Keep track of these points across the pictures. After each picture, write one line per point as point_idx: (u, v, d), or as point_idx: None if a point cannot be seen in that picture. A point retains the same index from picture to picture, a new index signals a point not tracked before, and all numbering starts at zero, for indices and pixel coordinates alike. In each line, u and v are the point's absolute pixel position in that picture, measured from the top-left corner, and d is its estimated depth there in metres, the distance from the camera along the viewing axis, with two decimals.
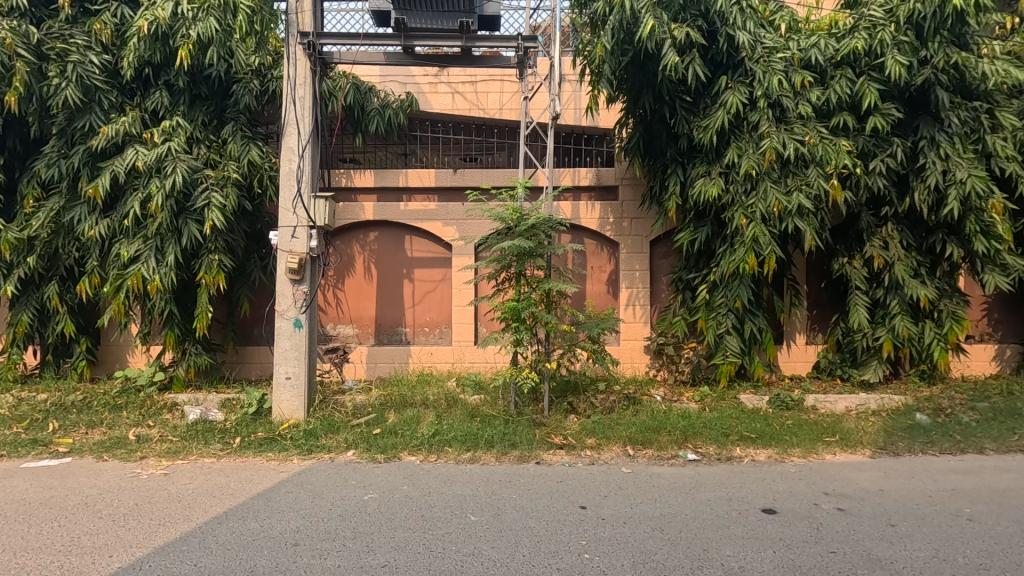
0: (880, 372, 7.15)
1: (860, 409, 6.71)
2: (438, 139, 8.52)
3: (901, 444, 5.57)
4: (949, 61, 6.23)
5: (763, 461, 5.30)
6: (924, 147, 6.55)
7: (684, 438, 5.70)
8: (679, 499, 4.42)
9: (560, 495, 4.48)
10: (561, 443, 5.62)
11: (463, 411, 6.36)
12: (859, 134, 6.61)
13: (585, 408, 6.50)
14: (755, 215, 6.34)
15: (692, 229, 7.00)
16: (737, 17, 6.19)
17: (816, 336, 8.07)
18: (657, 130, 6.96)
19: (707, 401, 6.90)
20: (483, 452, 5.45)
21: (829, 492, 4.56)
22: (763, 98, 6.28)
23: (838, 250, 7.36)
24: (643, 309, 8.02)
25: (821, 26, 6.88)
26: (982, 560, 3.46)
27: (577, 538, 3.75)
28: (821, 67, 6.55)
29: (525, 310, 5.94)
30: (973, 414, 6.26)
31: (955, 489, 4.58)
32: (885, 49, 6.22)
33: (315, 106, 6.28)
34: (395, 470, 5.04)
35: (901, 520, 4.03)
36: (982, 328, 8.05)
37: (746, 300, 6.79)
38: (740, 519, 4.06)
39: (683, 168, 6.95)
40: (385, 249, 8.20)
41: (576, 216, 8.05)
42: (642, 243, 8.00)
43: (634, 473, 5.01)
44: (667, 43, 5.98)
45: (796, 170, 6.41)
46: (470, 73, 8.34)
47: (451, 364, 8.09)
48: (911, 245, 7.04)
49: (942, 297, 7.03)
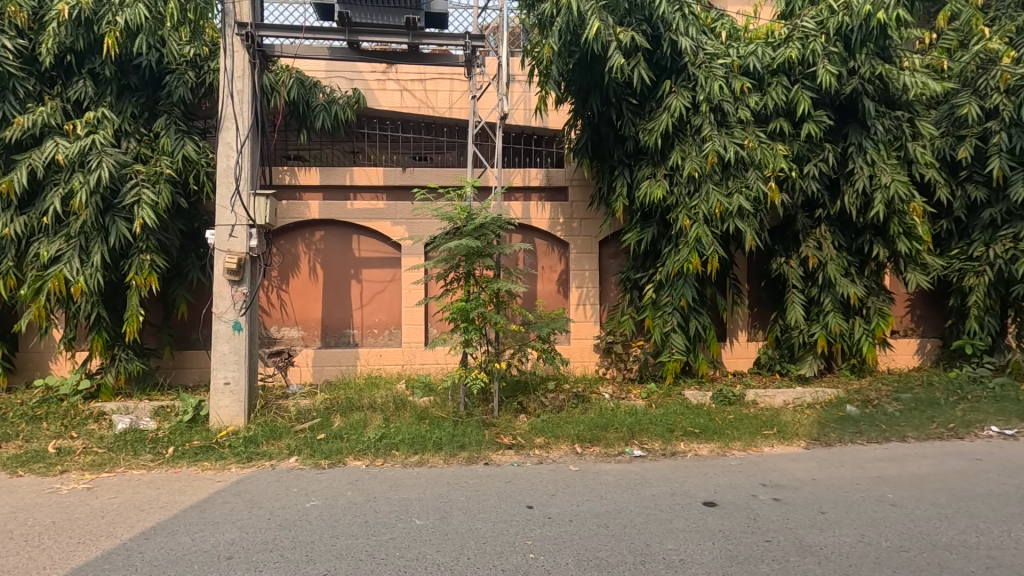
0: (815, 367, 7.50)
1: (797, 402, 6.99)
2: (386, 137, 8.38)
3: (833, 435, 5.86)
4: (874, 72, 6.59)
5: (705, 456, 5.45)
6: (853, 153, 6.92)
7: (630, 434, 5.81)
8: (625, 495, 4.49)
9: (508, 495, 4.48)
10: (510, 444, 5.62)
11: (412, 414, 6.26)
12: (794, 139, 6.90)
13: (535, 407, 6.54)
14: (698, 216, 6.52)
15: (639, 230, 7.17)
16: (680, 23, 6.36)
17: (757, 333, 8.40)
18: (604, 132, 7.09)
19: (653, 398, 7.04)
20: (431, 455, 5.38)
21: (767, 483, 4.73)
22: (704, 102, 6.47)
23: (777, 251, 7.68)
24: (592, 308, 8.13)
25: (758, 34, 7.13)
26: (903, 543, 3.67)
27: (523, 538, 3.75)
28: (758, 74, 6.80)
29: (473, 310, 5.87)
30: (898, 404, 6.66)
31: (880, 476, 4.85)
32: (816, 59, 6.50)
33: (255, 100, 6.04)
34: (340, 476, 4.91)
35: (831, 507, 4.23)
36: (905, 324, 8.59)
37: (690, 299, 6.98)
38: (682, 513, 4.15)
39: (630, 170, 7.11)
40: (332, 249, 7.99)
41: (527, 216, 8.07)
42: (591, 244, 8.11)
43: (581, 471, 5.05)
44: (613, 46, 6.08)
45: (736, 173, 6.63)
46: (420, 71, 8.22)
47: (401, 366, 7.96)
48: (842, 245, 7.42)
49: (870, 296, 7.46)
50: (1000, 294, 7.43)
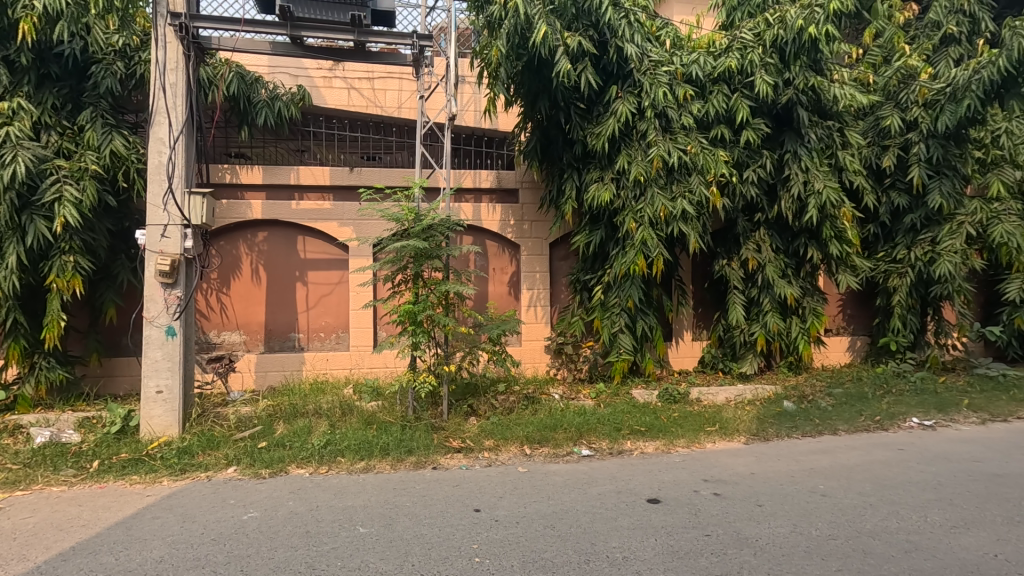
0: (755, 364, 7.81)
1: (738, 399, 7.25)
2: (333, 136, 8.18)
3: (771, 429, 6.12)
4: (808, 84, 6.92)
5: (651, 453, 5.58)
6: (789, 160, 7.25)
7: (579, 434, 5.88)
8: (572, 495, 4.53)
9: (455, 499, 4.44)
10: (459, 447, 5.58)
11: (359, 419, 6.12)
12: (734, 146, 7.16)
13: (485, 409, 6.53)
14: (644, 220, 6.68)
15: (588, 232, 7.30)
16: (626, 30, 6.49)
17: (701, 332, 8.68)
18: (553, 136, 7.19)
19: (602, 397, 7.15)
20: (377, 460, 5.28)
21: (708, 478, 4.89)
22: (649, 108, 6.63)
23: (719, 253, 7.96)
24: (543, 310, 8.19)
25: (700, 44, 7.37)
26: (831, 531, 3.86)
27: (469, 542, 3.72)
28: (700, 82, 7.02)
29: (421, 313, 5.79)
30: (830, 399, 7.02)
31: (813, 468, 5.09)
32: (754, 69, 6.78)
33: (190, 94, 5.77)
34: (282, 485, 4.74)
35: (767, 500, 4.40)
36: (838, 322, 9.06)
37: (637, 299, 7.14)
38: (627, 511, 4.22)
39: (578, 173, 7.23)
40: (276, 250, 7.72)
41: (478, 218, 8.05)
42: (541, 246, 8.18)
43: (530, 472, 5.08)
44: (560, 50, 6.16)
45: (680, 178, 6.81)
46: (368, 69, 8.07)
47: (349, 371, 7.78)
48: (780, 248, 7.76)
49: (805, 296, 7.82)
50: (920, 294, 7.94)
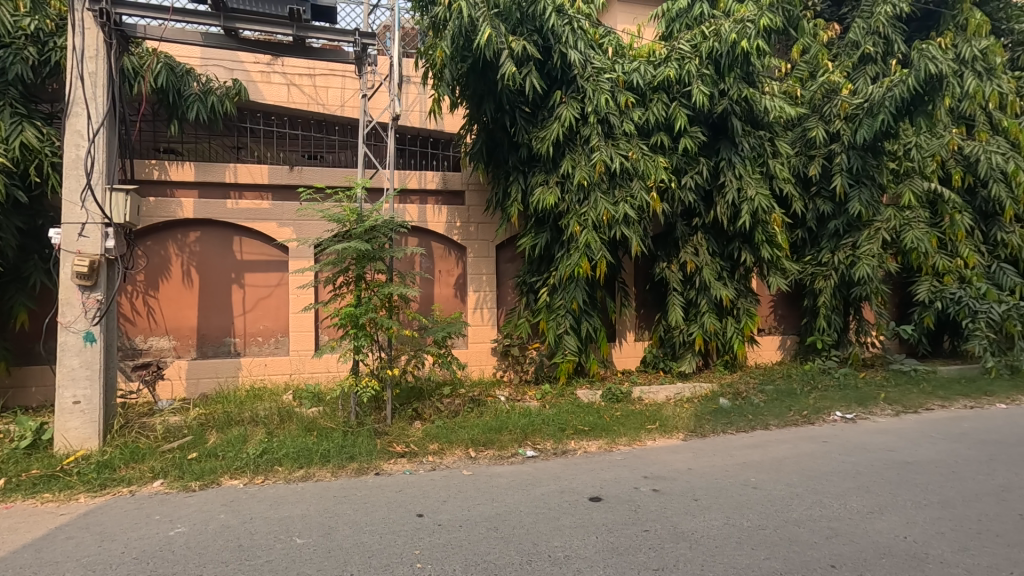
0: (693, 363, 8.11)
1: (677, 397, 7.50)
2: (272, 133, 7.88)
3: (707, 425, 6.37)
4: (741, 95, 7.25)
5: (594, 452, 5.69)
6: (724, 167, 7.57)
7: (524, 436, 5.91)
8: (516, 496, 4.56)
9: (397, 504, 4.37)
10: (402, 452, 5.50)
11: (299, 426, 5.93)
12: (673, 152, 7.41)
13: (430, 413, 6.47)
14: (588, 223, 6.81)
15: (534, 235, 7.39)
16: (569, 36, 6.61)
17: (643, 333, 8.94)
18: (499, 139, 7.23)
19: (547, 398, 7.22)
20: (317, 468, 5.12)
21: (648, 475, 5.03)
22: (592, 114, 6.77)
23: (660, 256, 8.22)
24: (490, 312, 8.19)
25: (641, 53, 7.59)
26: (761, 521, 4.05)
27: (411, 548, 3.67)
28: (641, 89, 7.22)
29: (363, 316, 5.67)
30: (762, 395, 7.38)
31: (746, 462, 5.34)
32: (691, 79, 7.05)
33: (112, 84, 5.42)
34: (213, 497, 4.52)
35: (703, 494, 4.57)
36: (770, 322, 9.55)
37: (581, 301, 7.26)
38: (569, 510, 4.28)
39: (524, 176, 7.30)
40: (209, 251, 7.37)
41: (423, 219, 7.97)
42: (488, 248, 8.18)
43: (474, 475, 5.07)
44: (504, 53, 6.19)
45: (622, 183, 6.98)
46: (309, 65, 7.84)
47: (288, 376, 7.52)
48: (716, 252, 8.09)
49: (739, 297, 8.18)
50: (843, 295, 8.47)
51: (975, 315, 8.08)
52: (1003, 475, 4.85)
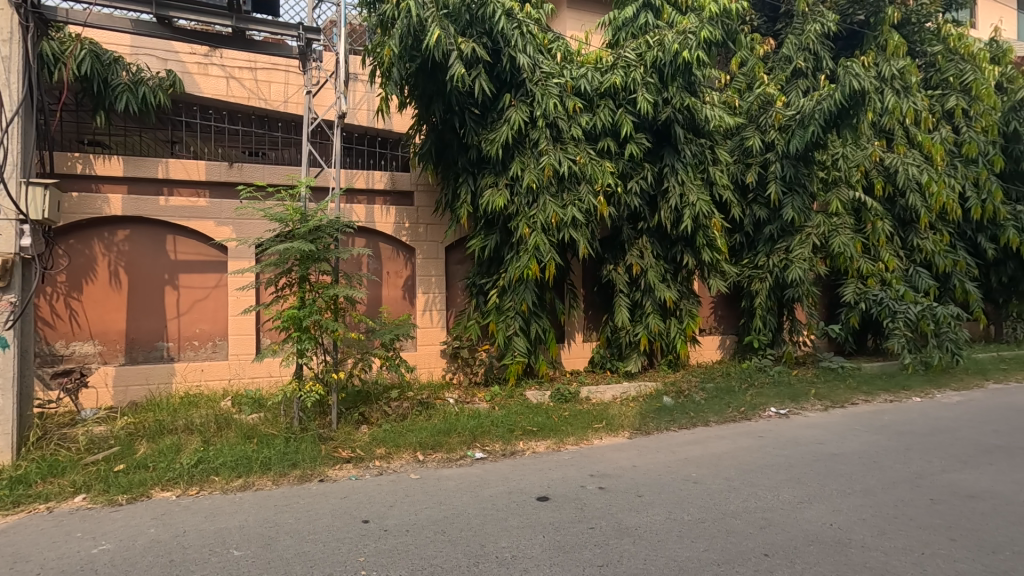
0: (639, 363, 8.34)
1: (623, 396, 7.67)
2: (209, 128, 7.53)
3: (651, 423, 6.57)
4: (683, 103, 7.53)
5: (542, 452, 5.75)
6: (668, 173, 7.84)
7: (472, 438, 5.90)
8: (464, 498, 4.55)
9: (342, 511, 4.27)
10: (348, 457, 5.37)
11: (237, 433, 5.68)
12: (619, 158, 7.60)
13: (378, 416, 6.36)
14: (537, 225, 6.88)
15: (483, 236, 7.41)
16: (518, 40, 6.67)
17: (591, 333, 9.12)
18: (448, 139, 7.22)
19: (496, 400, 7.24)
20: (257, 477, 4.92)
21: (594, 473, 5.13)
22: (541, 118, 6.85)
23: (607, 259, 8.41)
24: (439, 314, 8.14)
25: (588, 59, 7.74)
26: (701, 514, 4.21)
27: (355, 554, 3.60)
28: (589, 95, 7.37)
29: (307, 318, 5.50)
30: (703, 393, 7.67)
31: (687, 458, 5.53)
32: (636, 87, 7.26)
33: (29, 70, 5.05)
34: (142, 511, 4.27)
35: (646, 490, 4.70)
36: (711, 323, 9.94)
37: (530, 303, 7.32)
38: (517, 510, 4.31)
39: (473, 178, 7.32)
40: (140, 250, 6.97)
41: (371, 219, 7.83)
42: (437, 250, 8.13)
43: (422, 478, 5.01)
44: (453, 55, 6.18)
45: (570, 186, 7.09)
46: (250, 59, 7.55)
47: (227, 381, 7.20)
48: (660, 255, 8.34)
49: (682, 299, 8.47)
50: (777, 297, 8.90)
51: (895, 315, 8.67)
52: (917, 463, 5.24)
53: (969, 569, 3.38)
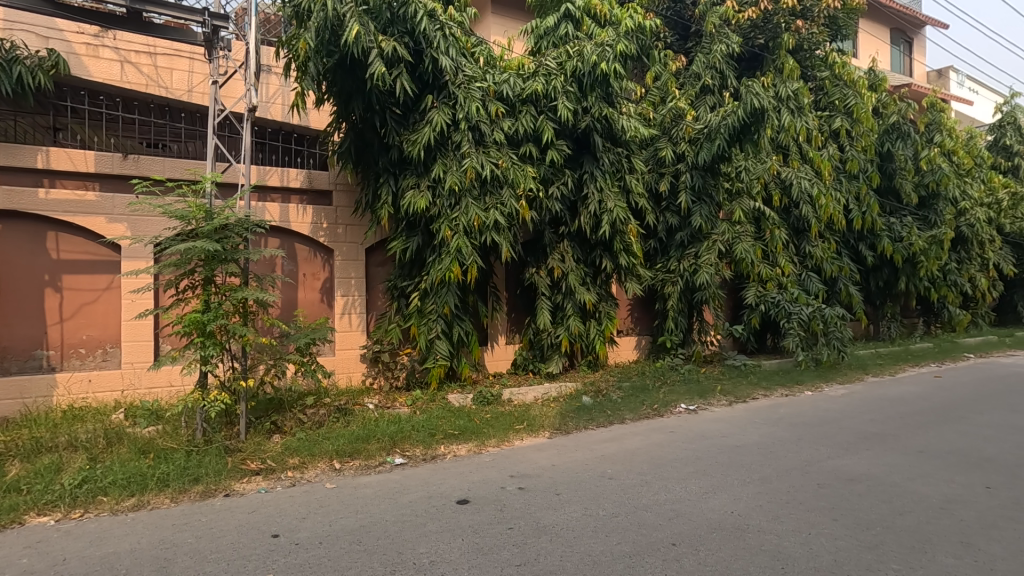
0: (560, 364, 8.54)
1: (544, 397, 7.82)
2: (100, 116, 6.93)
3: (570, 423, 6.74)
4: (602, 113, 7.81)
5: (463, 455, 5.74)
6: (587, 179, 8.09)
7: (392, 443, 5.78)
8: (382, 505, 4.44)
9: (249, 527, 4.03)
10: (257, 469, 5.09)
11: (131, 448, 5.23)
12: (541, 163, 7.74)
13: (291, 425, 6.07)
14: (459, 228, 6.87)
15: (405, 238, 7.32)
16: (440, 42, 6.66)
17: (514, 336, 9.23)
18: (369, 139, 7.07)
19: (418, 404, 7.14)
20: (152, 495, 4.55)
21: (514, 474, 5.19)
22: (463, 121, 6.86)
23: (529, 262, 8.55)
24: (359, 317, 7.91)
25: (511, 65, 7.84)
26: (614, 509, 4.37)
27: (263, 571, 3.42)
28: (511, 100, 7.47)
29: (212, 322, 5.14)
30: (619, 392, 7.97)
31: (604, 455, 5.73)
32: (557, 94, 7.45)
33: None
34: (12, 540, 3.82)
35: (564, 488, 4.82)
36: (628, 324, 10.37)
37: (452, 306, 7.29)
38: (436, 514, 4.28)
39: (394, 179, 7.21)
40: (14, 249, 6.26)
41: (285, 219, 7.47)
42: (357, 251, 7.91)
43: (338, 487, 4.85)
44: (373, 52, 6.09)
45: (492, 190, 7.14)
46: (149, 42, 7.00)
47: (120, 392, 6.61)
48: (580, 259, 8.58)
49: (602, 301, 8.75)
50: (688, 299, 9.44)
51: (790, 316, 9.45)
52: (807, 451, 5.74)
53: (847, 545, 3.74)
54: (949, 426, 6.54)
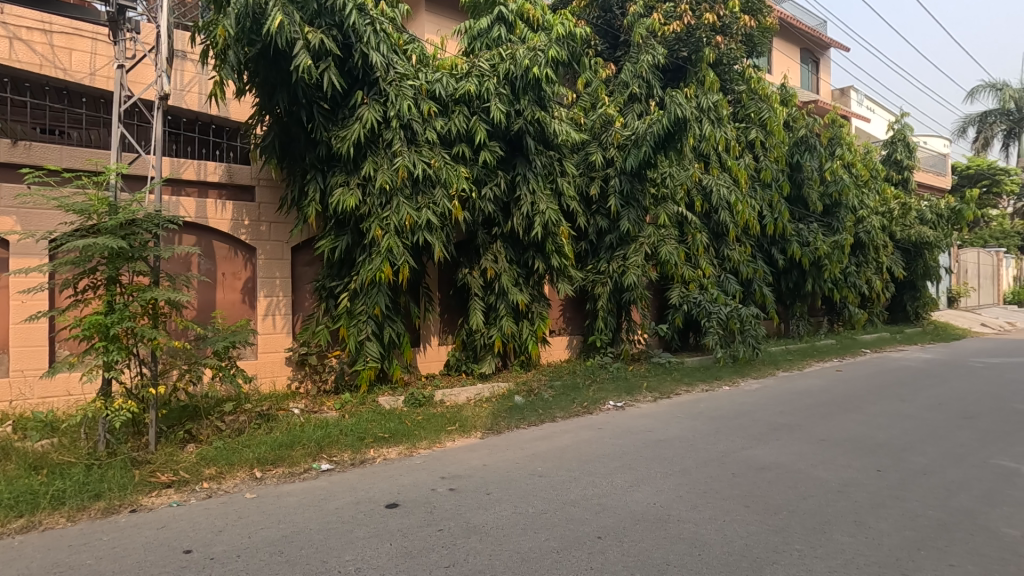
0: (492, 364, 8.59)
1: (476, 397, 7.83)
2: None
3: (502, 422, 6.79)
4: (534, 116, 7.92)
5: (393, 459, 5.64)
6: (520, 181, 8.19)
7: (318, 449, 5.59)
8: (307, 514, 4.29)
9: (158, 543, 3.78)
10: (168, 481, 4.77)
11: (20, 464, 4.76)
12: (474, 164, 7.75)
13: (208, 433, 5.73)
14: (390, 227, 6.75)
15: (333, 237, 7.10)
16: (370, 37, 6.53)
17: (447, 337, 9.17)
18: (294, 133, 6.81)
19: (347, 408, 6.94)
20: (44, 514, 4.15)
21: (445, 475, 5.16)
22: (395, 118, 6.76)
23: (462, 263, 8.54)
24: (283, 319, 7.58)
25: (443, 65, 7.80)
26: (543, 506, 4.45)
27: None
28: (444, 100, 7.43)
29: (116, 326, 4.75)
30: (551, 391, 8.12)
31: (534, 453, 5.82)
32: (490, 96, 7.49)
33: None
34: None
35: (495, 487, 4.85)
36: (560, 324, 10.57)
37: (383, 307, 7.15)
38: (364, 520, 4.18)
39: (322, 175, 6.99)
40: None
41: (202, 215, 7.04)
42: (281, 250, 7.58)
43: (259, 497, 4.63)
44: (299, 44, 5.88)
45: (424, 189, 7.06)
46: (43, 19, 6.44)
47: (8, 403, 6.00)
48: (513, 260, 8.65)
49: (535, 302, 8.86)
50: (616, 300, 9.76)
51: (710, 315, 10.01)
52: (724, 442, 6.09)
53: (757, 530, 4.00)
54: (847, 416, 7.14)
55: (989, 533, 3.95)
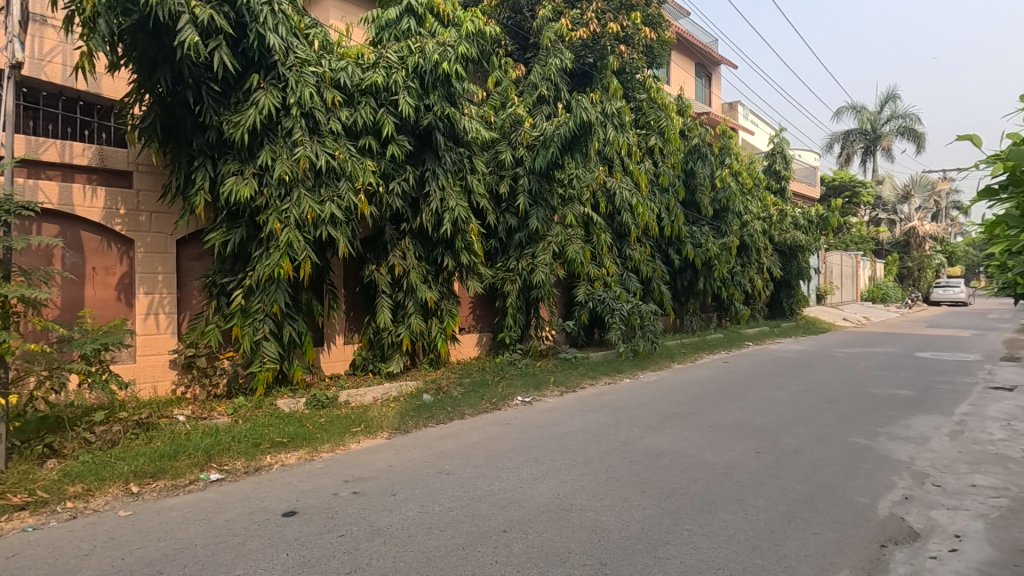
0: (401, 363, 8.40)
1: (383, 397, 7.63)
2: None
3: (410, 421, 6.68)
4: (444, 112, 7.85)
5: (292, 464, 5.36)
6: (429, 177, 8.08)
7: (207, 458, 5.18)
8: (193, 528, 3.96)
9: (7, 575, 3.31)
10: (22, 503, 4.19)
11: None
12: (381, 158, 7.55)
13: (74, 447, 5.12)
14: (289, 220, 6.40)
15: (225, 230, 6.61)
16: (267, 17, 6.14)
17: (352, 336, 8.85)
18: (180, 115, 6.26)
19: (241, 412, 6.49)
20: None
21: (348, 478, 4.99)
22: (295, 106, 6.42)
23: (369, 258, 8.28)
24: (167, 318, 6.93)
25: (349, 53, 7.50)
26: (450, 504, 4.43)
27: None
28: (348, 90, 7.16)
29: None
30: (460, 388, 8.10)
31: (442, 451, 5.78)
32: (398, 89, 7.32)
33: None
34: None
35: (401, 488, 4.76)
36: (469, 321, 10.58)
37: (283, 304, 6.78)
38: (258, 531, 3.93)
39: (212, 162, 6.48)
40: None
41: (66, 202, 6.26)
42: (164, 243, 6.92)
43: (135, 514, 4.20)
44: (184, 18, 5.41)
45: (328, 181, 6.75)
46: None
47: None
48: (422, 256, 8.51)
49: (444, 299, 8.79)
50: (525, 297, 9.93)
51: (613, 312, 10.45)
52: (623, 432, 6.41)
53: (652, 513, 4.25)
54: (733, 404, 7.78)
55: (845, 503, 4.48)
